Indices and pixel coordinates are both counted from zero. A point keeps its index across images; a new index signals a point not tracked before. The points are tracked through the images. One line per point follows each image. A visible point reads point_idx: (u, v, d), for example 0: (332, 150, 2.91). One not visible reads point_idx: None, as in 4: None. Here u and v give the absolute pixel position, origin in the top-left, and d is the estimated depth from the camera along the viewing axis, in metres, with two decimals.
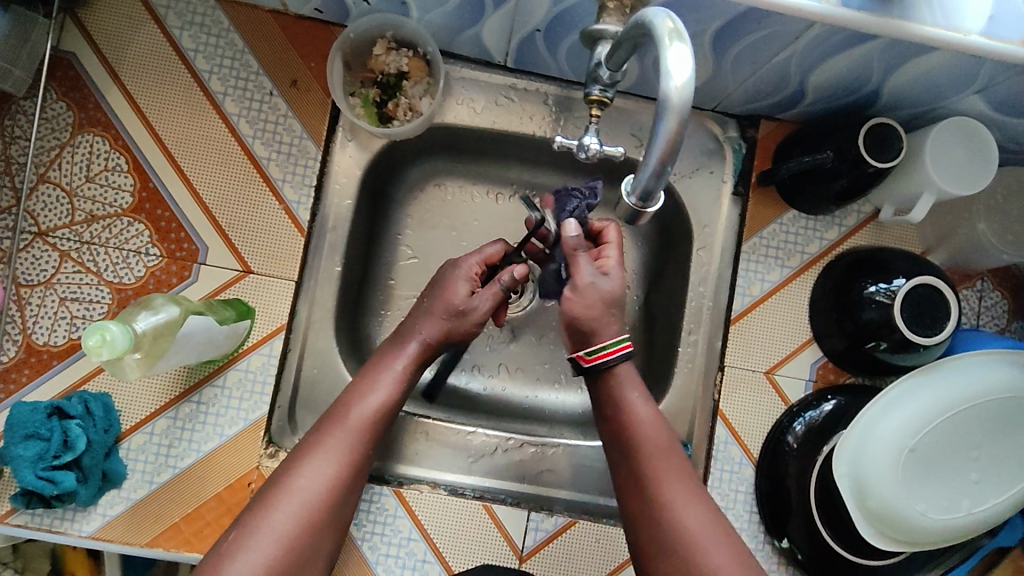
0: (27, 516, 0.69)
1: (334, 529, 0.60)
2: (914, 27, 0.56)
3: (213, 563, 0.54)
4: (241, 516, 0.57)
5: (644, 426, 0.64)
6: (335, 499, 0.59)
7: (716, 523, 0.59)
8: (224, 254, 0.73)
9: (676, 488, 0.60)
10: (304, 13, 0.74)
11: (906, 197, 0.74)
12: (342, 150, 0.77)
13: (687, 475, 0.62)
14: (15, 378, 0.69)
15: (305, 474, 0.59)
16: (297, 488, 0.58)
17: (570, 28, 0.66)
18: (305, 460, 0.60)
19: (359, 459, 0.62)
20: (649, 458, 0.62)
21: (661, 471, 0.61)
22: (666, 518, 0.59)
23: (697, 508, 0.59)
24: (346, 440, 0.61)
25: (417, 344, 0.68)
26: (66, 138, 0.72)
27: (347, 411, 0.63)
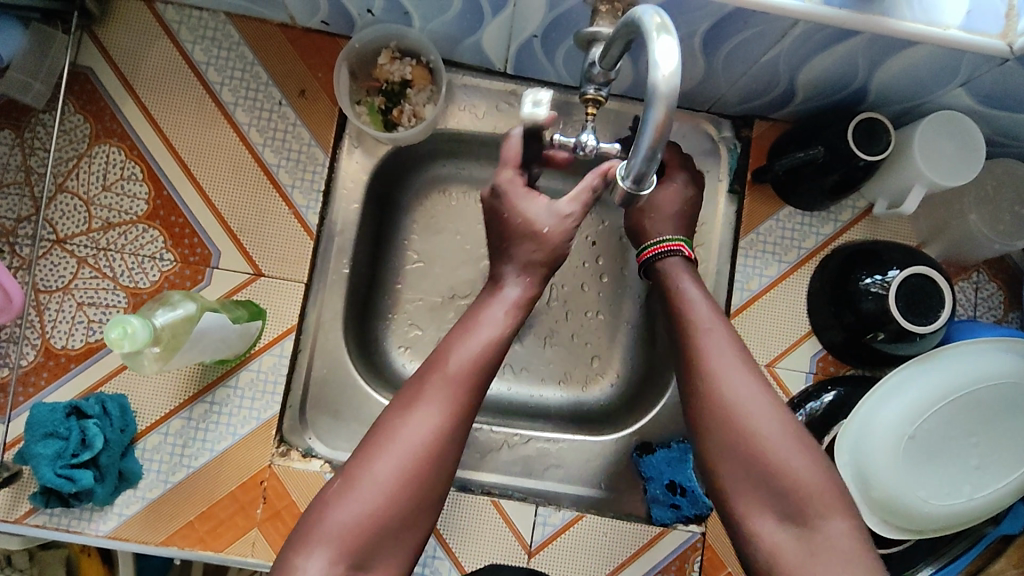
0: (45, 516, 0.70)
1: (444, 481, 0.58)
2: (894, 23, 0.59)
3: (317, 512, 0.55)
4: (345, 468, 0.57)
5: (698, 310, 0.65)
6: (442, 452, 0.58)
7: (767, 397, 0.60)
8: (236, 257, 0.75)
9: (733, 363, 0.61)
10: (311, 26, 0.78)
11: (897, 190, 0.76)
12: (349, 157, 0.80)
13: (740, 352, 0.62)
14: (34, 381, 0.72)
15: (402, 427, 0.57)
16: (398, 439, 0.57)
17: (566, 33, 0.69)
18: (403, 413, 0.58)
19: (463, 410, 0.60)
20: (700, 337, 0.63)
21: (714, 349, 0.62)
22: (720, 395, 0.60)
23: (750, 384, 0.60)
24: (445, 386, 0.59)
25: (511, 293, 0.67)
26: (84, 149, 0.75)
27: (444, 358, 0.61)
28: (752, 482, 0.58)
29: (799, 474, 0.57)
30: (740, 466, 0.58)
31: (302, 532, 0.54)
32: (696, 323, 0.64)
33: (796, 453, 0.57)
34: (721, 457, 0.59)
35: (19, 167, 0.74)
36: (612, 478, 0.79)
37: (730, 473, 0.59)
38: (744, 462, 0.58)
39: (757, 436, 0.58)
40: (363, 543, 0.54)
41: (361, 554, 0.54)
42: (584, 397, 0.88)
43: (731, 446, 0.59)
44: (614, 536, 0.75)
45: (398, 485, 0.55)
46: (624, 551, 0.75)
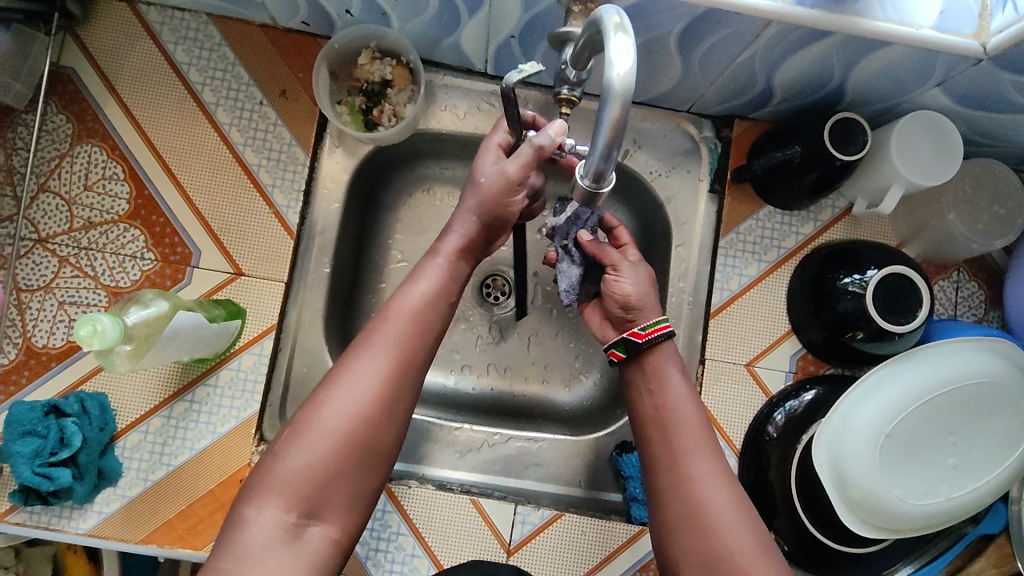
0: (25, 514, 0.71)
1: (395, 427, 0.58)
2: (866, 23, 0.60)
3: (269, 459, 0.55)
4: (294, 417, 0.57)
5: (678, 405, 0.63)
6: (391, 398, 0.57)
7: (740, 507, 0.58)
8: (217, 257, 0.76)
9: (707, 467, 0.60)
10: (292, 27, 0.78)
11: (876, 190, 0.76)
12: (330, 156, 0.80)
13: (714, 452, 0.61)
14: (15, 379, 0.72)
15: (350, 374, 0.57)
16: (346, 386, 0.56)
17: (542, 33, 0.69)
18: (351, 359, 0.58)
19: (412, 354, 0.59)
20: (677, 434, 0.62)
21: (691, 448, 0.61)
22: (694, 501, 0.58)
23: (724, 491, 0.59)
24: (394, 332, 0.59)
25: (457, 237, 0.65)
26: (65, 149, 0.75)
27: (393, 305, 0.60)
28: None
29: None
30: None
31: (257, 480, 0.54)
32: (674, 417, 0.63)
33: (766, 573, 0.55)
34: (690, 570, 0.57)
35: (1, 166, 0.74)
36: (591, 477, 0.79)
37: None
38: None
39: (726, 546, 0.56)
40: (315, 490, 0.54)
41: (312, 503, 0.54)
42: (566, 396, 0.88)
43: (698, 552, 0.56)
44: (593, 534, 0.75)
45: (349, 430, 0.55)
46: (604, 549, 0.75)
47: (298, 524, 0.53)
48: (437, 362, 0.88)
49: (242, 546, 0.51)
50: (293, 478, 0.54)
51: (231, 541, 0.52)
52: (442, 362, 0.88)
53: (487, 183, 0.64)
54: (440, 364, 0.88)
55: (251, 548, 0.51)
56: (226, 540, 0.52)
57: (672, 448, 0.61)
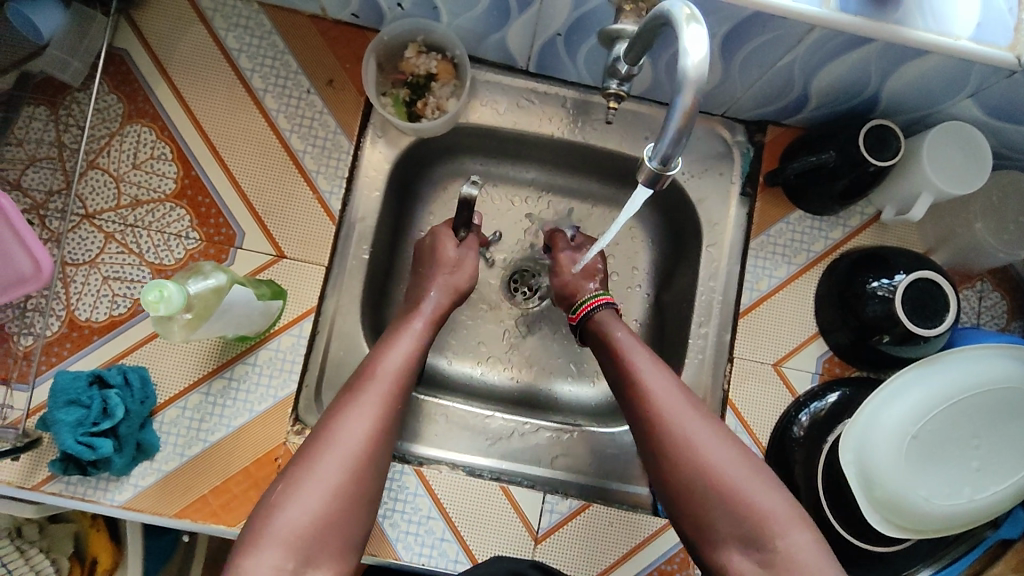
0: (62, 485, 0.71)
1: (380, 478, 0.61)
2: (906, 32, 0.62)
3: (267, 510, 0.56)
4: (285, 474, 0.58)
5: (631, 351, 0.70)
6: (377, 452, 0.61)
7: (712, 425, 0.63)
8: (260, 239, 0.77)
9: (672, 396, 0.65)
10: (341, 18, 0.80)
11: (905, 198, 0.78)
12: (373, 146, 0.82)
13: (674, 381, 0.67)
14: (58, 351, 0.73)
15: (342, 428, 0.60)
16: (340, 441, 0.59)
17: (590, 32, 0.71)
18: (341, 416, 0.61)
19: (394, 413, 0.64)
20: (637, 374, 0.67)
21: (653, 382, 0.66)
22: (665, 427, 0.64)
23: (693, 415, 0.64)
24: (378, 393, 0.63)
25: (429, 308, 0.75)
26: (116, 128, 0.77)
27: (375, 369, 0.65)
28: (708, 513, 0.60)
29: (752, 492, 0.60)
30: (695, 501, 0.61)
31: (254, 533, 0.55)
32: (636, 362, 0.68)
33: (749, 479, 0.60)
34: (679, 493, 0.62)
35: (53, 143, 0.76)
36: (620, 471, 0.80)
37: (687, 507, 0.62)
38: (699, 495, 0.61)
39: (705, 462, 0.61)
40: (313, 539, 0.55)
41: (309, 550, 0.55)
42: (592, 392, 0.90)
43: (681, 471, 0.62)
44: (621, 525, 0.76)
45: (345, 482, 0.58)
46: (631, 540, 0.76)
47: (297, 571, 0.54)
48: (465, 352, 0.90)
49: None
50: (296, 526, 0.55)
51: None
52: (471, 353, 0.90)
53: (461, 262, 0.80)
54: (468, 355, 0.90)
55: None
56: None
57: (636, 386, 0.67)
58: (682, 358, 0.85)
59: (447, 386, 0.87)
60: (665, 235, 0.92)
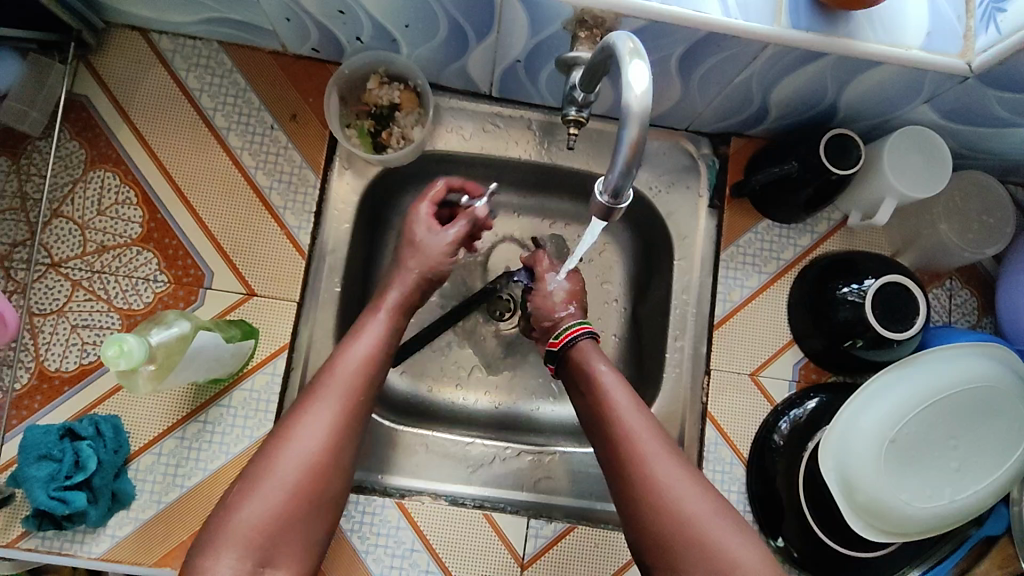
0: (37, 540, 0.70)
1: (345, 474, 0.60)
2: (859, 44, 0.63)
3: (223, 512, 0.56)
4: (244, 474, 0.58)
5: (610, 389, 0.70)
6: (340, 447, 0.59)
7: (692, 477, 0.63)
8: (230, 278, 0.77)
9: (651, 441, 0.65)
10: (301, 53, 0.80)
11: (870, 202, 0.79)
12: (340, 178, 0.81)
13: (659, 432, 0.67)
14: (28, 404, 0.72)
15: (275, 470, 0.57)
16: (297, 441, 0.58)
17: (548, 58, 0.71)
18: (299, 416, 0.59)
19: (325, 476, 0.58)
20: (616, 417, 0.68)
21: (636, 428, 0.66)
22: (642, 473, 0.64)
23: (669, 462, 0.64)
24: (337, 390, 0.61)
25: (395, 297, 0.71)
26: (79, 174, 0.76)
27: (311, 401, 0.60)
28: (681, 563, 0.60)
29: (728, 546, 0.59)
30: (668, 551, 0.61)
31: (209, 538, 0.55)
32: (614, 405, 0.69)
33: (724, 529, 0.60)
34: (653, 542, 0.62)
35: (15, 193, 0.75)
36: (604, 490, 0.80)
37: (659, 562, 0.62)
38: (673, 545, 0.60)
39: (682, 513, 0.61)
40: (273, 540, 0.55)
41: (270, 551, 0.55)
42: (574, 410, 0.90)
43: (656, 523, 0.62)
44: (605, 547, 0.76)
45: (267, 529, 0.55)
46: (615, 562, 0.76)
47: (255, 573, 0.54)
48: (444, 377, 0.90)
49: None
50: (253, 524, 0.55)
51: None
52: (451, 379, 0.90)
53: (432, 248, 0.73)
54: (448, 380, 0.90)
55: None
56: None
57: (613, 427, 0.68)
58: (659, 372, 0.85)
59: (429, 413, 0.87)
60: (637, 249, 0.93)
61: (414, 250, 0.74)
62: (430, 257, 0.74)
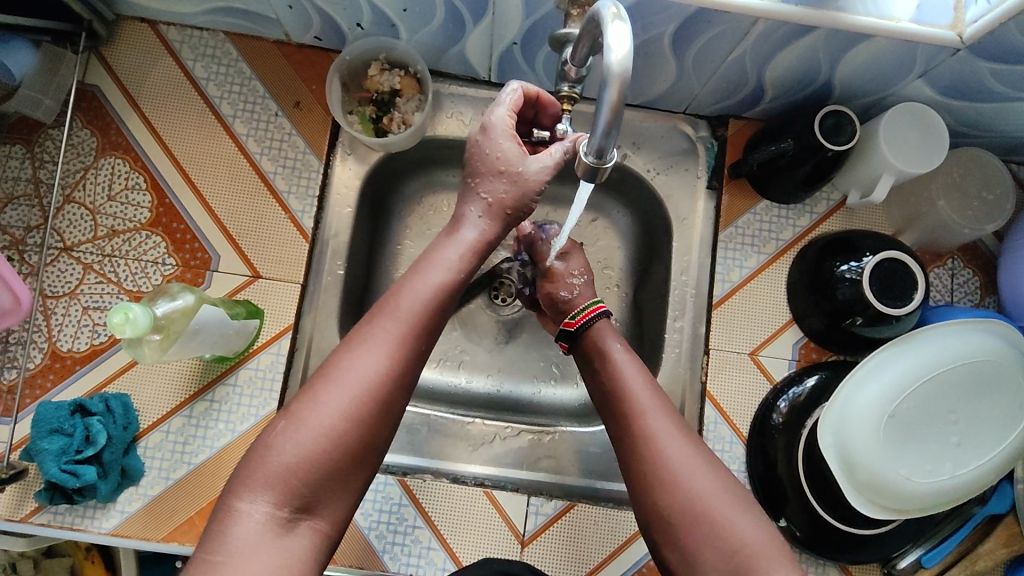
0: (50, 515, 0.72)
1: (393, 420, 0.55)
2: (849, 17, 0.63)
3: (260, 449, 0.51)
4: (288, 407, 0.53)
5: (621, 366, 0.68)
6: (390, 391, 0.54)
7: (699, 455, 0.61)
8: (235, 260, 0.79)
9: (661, 421, 0.63)
10: (305, 42, 0.82)
11: (867, 180, 0.80)
12: (343, 164, 0.83)
13: (668, 409, 0.65)
14: (41, 383, 0.74)
15: (315, 409, 0.52)
16: (344, 376, 0.53)
17: (543, 39, 0.73)
18: (351, 351, 0.54)
19: (372, 420, 0.53)
20: (633, 393, 0.66)
21: (649, 406, 0.64)
22: (652, 453, 0.61)
23: (679, 441, 0.62)
24: (394, 327, 0.55)
25: (471, 232, 0.62)
26: (90, 161, 0.79)
27: (361, 339, 0.55)
28: (690, 541, 0.57)
29: (738, 524, 0.57)
30: (677, 527, 0.58)
31: (243, 478, 0.51)
32: (628, 383, 0.67)
33: (730, 508, 0.58)
34: (660, 521, 0.59)
35: (29, 179, 0.77)
36: (605, 469, 0.80)
37: (669, 537, 0.59)
38: (682, 521, 0.58)
39: (689, 490, 0.59)
40: (309, 487, 0.51)
41: (306, 497, 0.51)
42: (576, 393, 0.90)
43: (666, 501, 0.59)
44: (604, 525, 0.77)
45: (304, 473, 0.51)
46: (613, 542, 0.76)
47: (290, 519, 0.50)
48: (447, 361, 0.91)
49: (231, 539, 0.48)
50: (292, 462, 0.50)
51: (221, 535, 0.48)
52: (454, 363, 0.91)
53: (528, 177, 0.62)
54: (451, 364, 0.91)
55: (241, 545, 0.48)
56: (213, 540, 0.48)
57: (628, 404, 0.65)
58: (660, 354, 0.85)
59: (432, 396, 0.88)
60: (638, 233, 0.93)
61: (506, 179, 0.62)
62: (511, 190, 0.62)
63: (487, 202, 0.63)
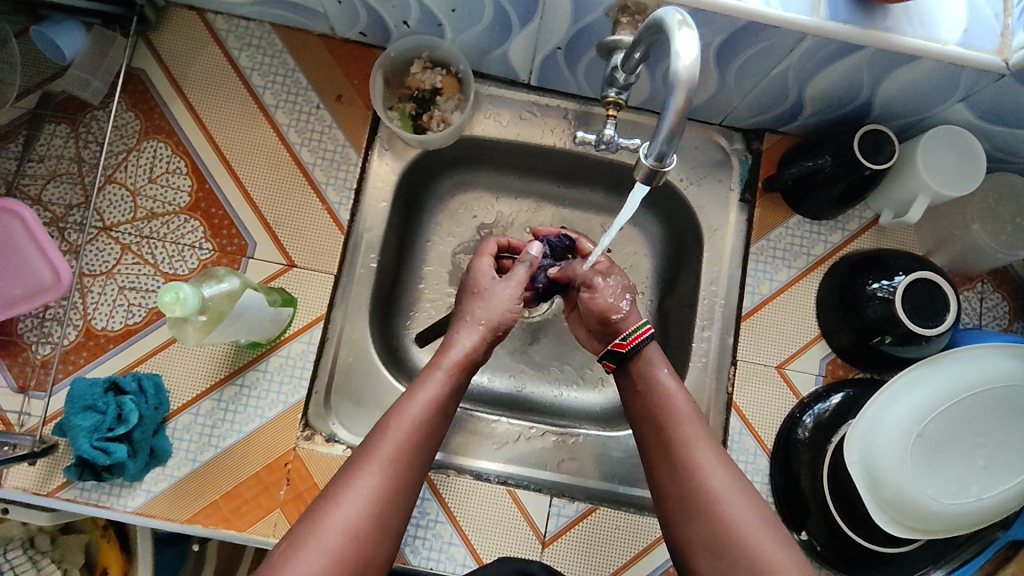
0: (76, 491, 0.73)
1: (389, 540, 0.61)
2: (896, 38, 0.64)
3: (269, 572, 0.56)
4: (294, 530, 0.59)
5: (667, 394, 0.70)
6: (384, 512, 0.60)
7: (740, 485, 0.63)
8: (271, 248, 0.79)
9: (705, 451, 0.65)
10: (349, 37, 0.83)
11: (902, 200, 0.80)
12: (380, 160, 0.85)
13: (709, 436, 0.67)
14: (74, 360, 0.75)
15: (321, 528, 0.58)
16: (346, 501, 0.59)
17: (589, 44, 0.73)
18: (351, 480, 0.60)
19: (369, 535, 0.59)
20: (676, 421, 0.67)
21: (691, 432, 0.66)
22: (698, 486, 0.63)
23: (723, 472, 0.64)
24: (390, 455, 0.62)
25: (456, 353, 0.70)
26: (133, 144, 0.80)
27: (360, 466, 0.61)
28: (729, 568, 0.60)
29: (777, 559, 0.59)
30: (718, 553, 0.61)
31: None
32: (673, 410, 0.68)
33: (768, 541, 0.60)
34: (701, 548, 0.62)
35: (72, 158, 0.78)
36: (627, 474, 0.81)
37: (707, 563, 0.61)
38: (723, 550, 0.60)
39: (729, 519, 0.61)
40: None
41: None
42: (599, 398, 0.91)
43: (708, 530, 0.61)
44: (625, 530, 0.77)
45: None
46: (633, 546, 0.76)
47: None
48: None
49: None
50: None
51: None
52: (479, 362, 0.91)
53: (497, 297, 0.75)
54: None
55: None
56: None
57: (672, 435, 0.67)
58: (685, 362, 0.86)
59: None
60: (667, 241, 0.94)
61: (483, 300, 0.76)
62: (492, 310, 0.74)
63: (477, 324, 0.73)
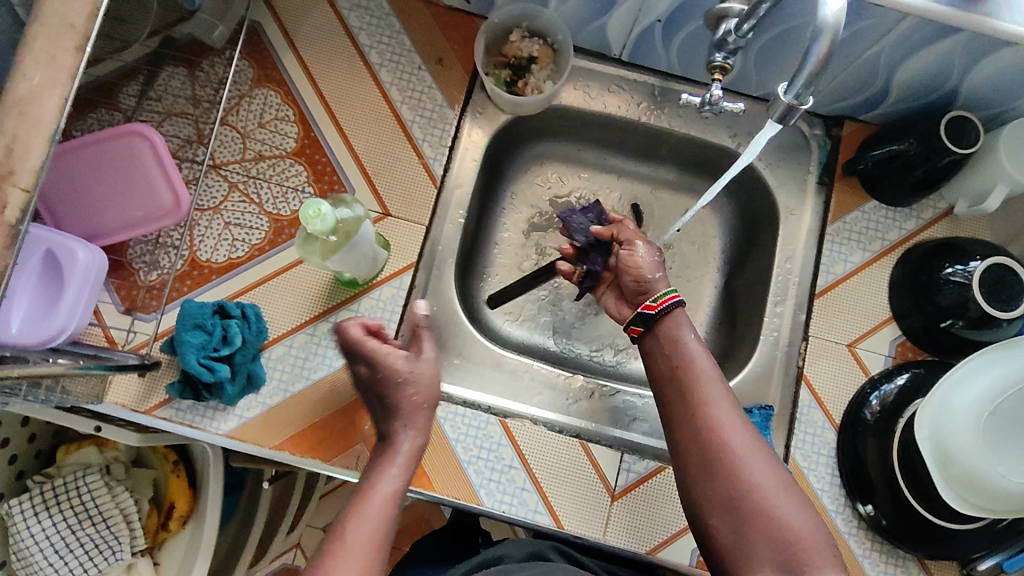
0: (173, 410, 0.76)
1: None
2: (994, 23, 0.67)
3: None
4: None
5: (692, 356, 0.68)
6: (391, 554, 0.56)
7: (760, 449, 0.62)
8: (369, 196, 0.83)
9: (722, 412, 0.64)
10: (454, 4, 0.88)
11: (979, 191, 0.82)
12: (473, 122, 0.88)
13: (729, 400, 0.65)
14: (179, 287, 0.79)
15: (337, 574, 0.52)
16: (357, 544, 0.54)
17: (690, 17, 0.77)
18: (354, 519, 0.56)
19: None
20: (697, 385, 0.66)
21: (714, 397, 0.65)
22: (716, 445, 0.62)
23: (744, 431, 0.63)
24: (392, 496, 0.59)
25: None
26: (246, 90, 0.84)
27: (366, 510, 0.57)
28: (745, 528, 0.59)
29: (794, 521, 0.58)
30: (734, 514, 0.60)
31: None
32: (698, 372, 0.67)
33: (784, 501, 0.60)
34: (716, 505, 0.61)
35: (188, 98, 0.83)
36: None
37: (721, 521, 0.61)
38: (740, 512, 0.60)
39: (748, 481, 0.60)
40: None
41: None
42: None
43: (727, 495, 0.61)
44: None
45: None
46: None
47: None
48: (545, 325, 0.94)
49: None
50: None
51: None
52: (547, 328, 0.94)
53: None
54: (547, 327, 0.94)
55: None
56: None
57: (693, 396, 0.66)
58: (754, 336, 0.89)
59: (530, 351, 0.92)
60: (739, 222, 0.97)
61: None
62: None
63: None
